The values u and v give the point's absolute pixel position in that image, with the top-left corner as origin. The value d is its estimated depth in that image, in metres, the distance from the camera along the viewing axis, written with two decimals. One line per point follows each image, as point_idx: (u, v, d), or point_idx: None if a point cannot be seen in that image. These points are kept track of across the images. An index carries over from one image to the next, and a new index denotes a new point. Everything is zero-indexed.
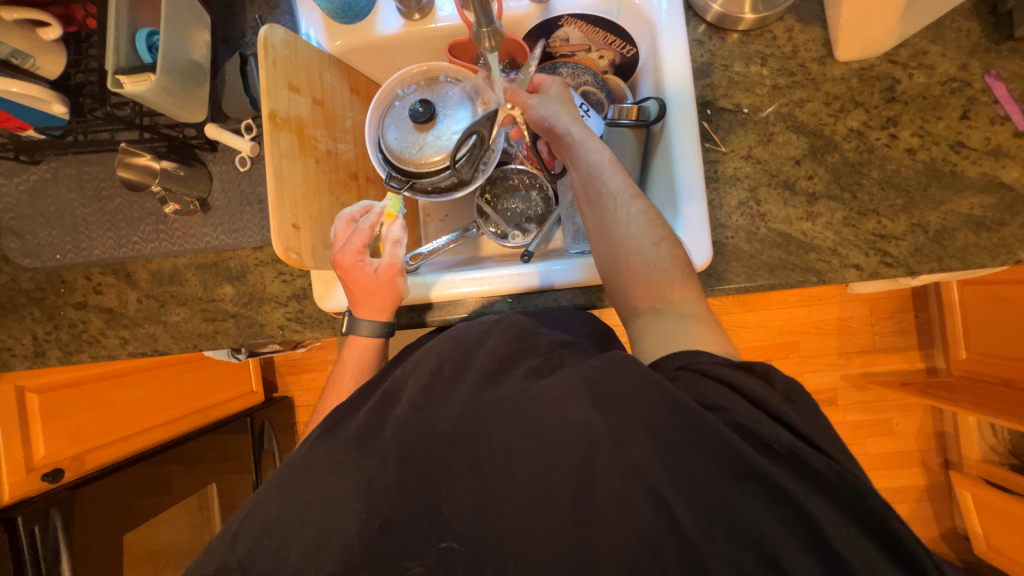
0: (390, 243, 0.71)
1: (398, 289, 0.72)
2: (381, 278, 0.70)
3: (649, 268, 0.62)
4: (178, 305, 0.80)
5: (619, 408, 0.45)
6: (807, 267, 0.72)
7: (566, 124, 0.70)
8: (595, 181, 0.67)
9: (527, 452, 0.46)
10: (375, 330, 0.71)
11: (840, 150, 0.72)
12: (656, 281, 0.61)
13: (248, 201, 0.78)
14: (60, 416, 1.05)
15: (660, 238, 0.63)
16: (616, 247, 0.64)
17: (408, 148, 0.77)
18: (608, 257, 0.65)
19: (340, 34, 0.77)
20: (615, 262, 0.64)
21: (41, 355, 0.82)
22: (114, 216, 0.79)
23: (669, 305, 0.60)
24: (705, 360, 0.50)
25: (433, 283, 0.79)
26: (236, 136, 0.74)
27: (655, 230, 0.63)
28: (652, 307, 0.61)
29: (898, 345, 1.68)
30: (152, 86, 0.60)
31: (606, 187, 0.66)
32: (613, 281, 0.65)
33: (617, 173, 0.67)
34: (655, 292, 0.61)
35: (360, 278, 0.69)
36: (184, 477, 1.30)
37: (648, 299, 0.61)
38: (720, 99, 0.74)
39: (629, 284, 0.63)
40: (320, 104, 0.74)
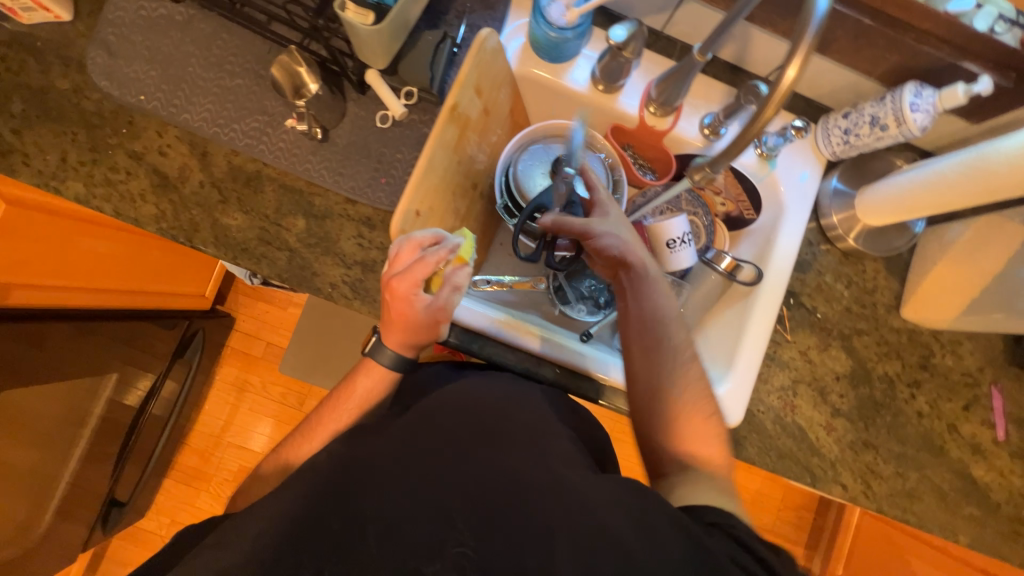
0: (449, 289, 0.66)
1: (435, 332, 0.69)
2: (426, 317, 0.66)
3: (697, 427, 0.64)
4: (239, 211, 0.74)
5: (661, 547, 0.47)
6: (807, 469, 0.80)
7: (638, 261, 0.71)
8: (654, 326, 0.68)
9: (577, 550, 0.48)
10: (397, 362, 0.70)
11: (871, 385, 0.83)
12: (700, 439, 0.63)
13: (368, 155, 0.75)
14: (15, 238, 0.89)
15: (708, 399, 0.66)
16: (663, 398, 0.65)
17: (532, 189, 0.80)
18: (653, 408, 0.66)
19: (532, 64, 0.80)
20: (661, 415, 0.65)
21: (58, 181, 0.72)
22: (226, 94, 0.74)
23: (701, 458, 0.62)
24: (718, 516, 0.52)
25: (498, 319, 0.80)
26: (392, 94, 0.74)
27: (699, 389, 0.66)
28: (694, 459, 0.61)
29: (789, 536, 1.84)
30: (381, 29, 0.59)
31: (663, 327, 0.69)
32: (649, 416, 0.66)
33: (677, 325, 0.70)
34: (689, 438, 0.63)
35: (405, 311, 0.65)
36: (91, 348, 1.13)
37: (686, 449, 0.62)
38: (803, 295, 0.83)
39: (670, 440, 0.63)
40: (486, 113, 0.75)
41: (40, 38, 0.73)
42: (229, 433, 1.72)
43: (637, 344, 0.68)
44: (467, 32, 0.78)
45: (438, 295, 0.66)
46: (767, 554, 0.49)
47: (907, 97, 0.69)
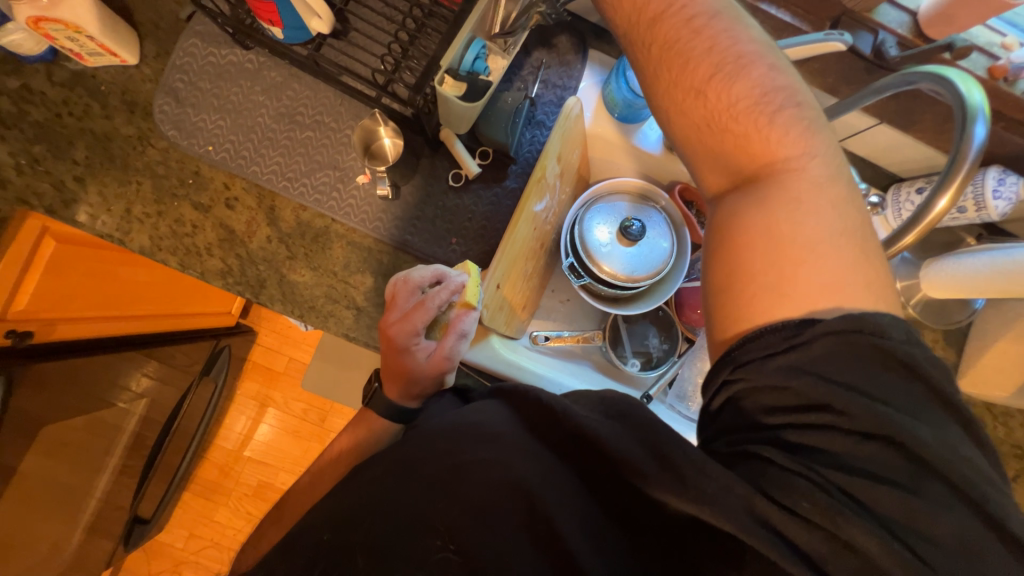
0: (453, 335, 0.64)
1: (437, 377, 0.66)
2: (428, 366, 0.64)
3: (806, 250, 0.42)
4: (307, 267, 0.73)
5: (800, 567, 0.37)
6: None
7: (747, 45, 0.46)
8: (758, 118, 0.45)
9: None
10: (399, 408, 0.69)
11: None
12: (812, 275, 0.42)
13: (439, 214, 0.74)
14: (63, 274, 0.87)
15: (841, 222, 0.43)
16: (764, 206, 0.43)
17: (601, 251, 0.78)
18: (741, 222, 0.45)
19: (604, 122, 0.79)
20: (744, 223, 0.44)
21: (122, 232, 0.70)
22: (297, 149, 0.72)
23: (803, 249, 0.42)
24: (760, 346, 0.42)
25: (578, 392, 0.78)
26: (468, 154, 0.72)
27: (791, 126, 0.45)
28: (725, 186, 0.47)
29: None
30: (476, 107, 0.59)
31: (792, 106, 0.46)
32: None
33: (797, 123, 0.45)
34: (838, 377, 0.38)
35: (405, 358, 0.63)
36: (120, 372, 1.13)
37: (772, 266, 0.42)
38: None
39: (759, 272, 0.43)
40: (562, 175, 0.74)
41: (105, 81, 0.71)
42: (249, 448, 1.71)
43: (668, 86, 0.47)
44: (542, 89, 0.76)
45: (442, 342, 0.64)
46: (815, 328, 0.40)
47: (989, 182, 0.67)
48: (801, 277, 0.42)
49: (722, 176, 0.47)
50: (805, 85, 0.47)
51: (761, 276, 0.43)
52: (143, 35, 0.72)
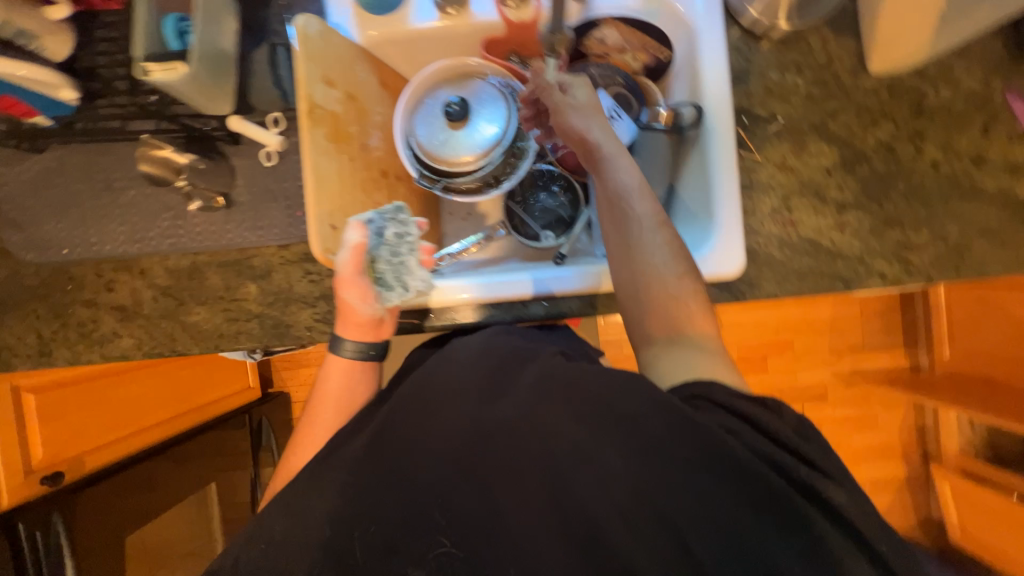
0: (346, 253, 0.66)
1: (351, 302, 0.68)
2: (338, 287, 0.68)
3: (667, 299, 0.62)
4: (198, 305, 0.77)
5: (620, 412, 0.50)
6: (837, 276, 0.74)
7: (598, 138, 0.67)
8: (620, 204, 0.65)
9: (599, 495, 0.48)
10: (355, 351, 0.71)
11: (869, 161, 0.74)
12: (672, 313, 0.62)
13: (274, 198, 0.75)
14: (60, 417, 0.99)
15: (683, 271, 0.63)
16: (636, 274, 0.64)
17: (440, 147, 0.77)
18: (628, 280, 0.64)
19: (374, 25, 0.76)
20: (638, 291, 0.64)
21: (47, 356, 0.77)
22: (130, 211, 0.75)
23: (698, 313, 0.62)
24: (711, 400, 0.52)
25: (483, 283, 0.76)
26: (262, 128, 0.71)
27: (652, 215, 0.65)
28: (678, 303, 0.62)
29: (885, 344, 1.77)
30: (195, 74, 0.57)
31: (630, 201, 0.65)
32: (632, 308, 0.64)
33: (646, 198, 0.65)
34: (658, 270, 0.63)
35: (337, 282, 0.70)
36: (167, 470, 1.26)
37: (666, 330, 0.62)
38: (756, 107, 0.75)
39: (645, 316, 0.63)
40: (353, 99, 0.72)
41: None
42: None
43: (608, 216, 0.67)
44: None
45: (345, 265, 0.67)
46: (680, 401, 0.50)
47: None
48: (694, 324, 0.62)
49: (696, 313, 0.62)
50: (625, 160, 0.66)
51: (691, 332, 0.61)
52: None
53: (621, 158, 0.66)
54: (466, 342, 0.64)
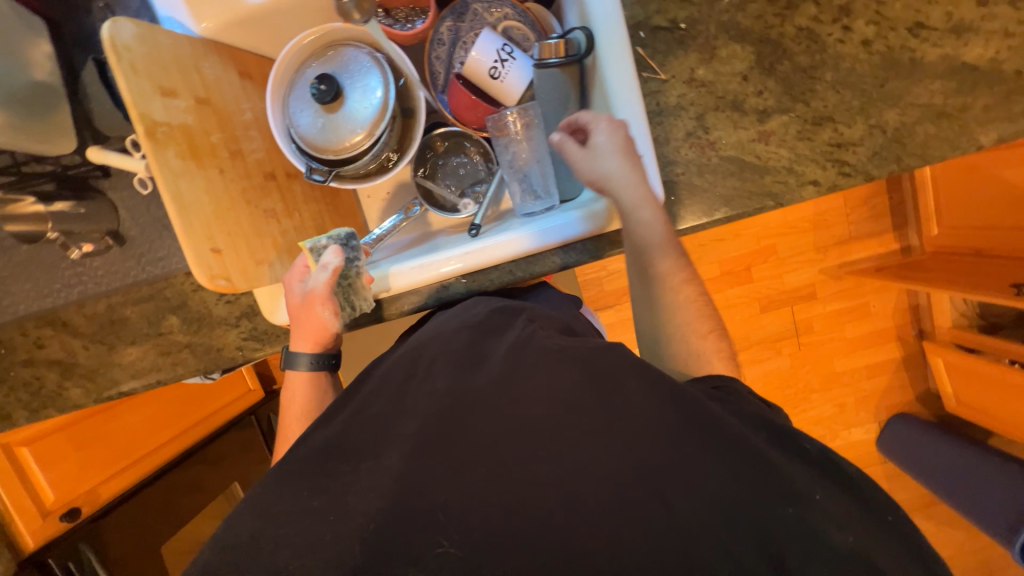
0: (319, 271, 0.68)
1: (318, 321, 0.69)
2: (303, 304, 0.69)
3: (686, 342, 0.66)
4: (128, 345, 0.77)
5: (599, 368, 0.56)
6: (766, 193, 0.68)
7: (627, 188, 0.64)
8: (647, 258, 0.66)
9: (561, 442, 0.52)
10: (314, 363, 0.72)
11: (790, 54, 0.65)
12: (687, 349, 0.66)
13: (164, 225, 0.72)
14: (62, 460, 1.06)
15: (701, 316, 0.67)
16: (654, 315, 0.68)
17: (322, 133, 0.71)
18: (643, 317, 0.69)
19: (207, 13, 0.67)
20: (649, 323, 0.69)
21: (7, 418, 0.80)
22: (26, 267, 0.73)
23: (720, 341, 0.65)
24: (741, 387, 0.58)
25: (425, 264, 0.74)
26: (123, 155, 0.65)
27: (673, 264, 0.66)
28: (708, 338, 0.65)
29: (874, 231, 1.68)
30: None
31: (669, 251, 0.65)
32: (642, 334, 0.70)
33: (671, 254, 0.66)
34: (680, 313, 0.67)
35: (291, 299, 0.70)
36: (212, 474, 1.35)
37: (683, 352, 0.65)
38: (653, 16, 0.66)
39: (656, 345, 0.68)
40: (207, 102, 0.65)
41: None
42: None
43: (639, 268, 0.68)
44: None
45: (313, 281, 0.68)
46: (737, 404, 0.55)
47: None
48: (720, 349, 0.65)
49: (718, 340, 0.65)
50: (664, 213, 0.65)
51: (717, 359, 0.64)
52: None
53: (655, 207, 0.64)
54: (442, 325, 0.71)
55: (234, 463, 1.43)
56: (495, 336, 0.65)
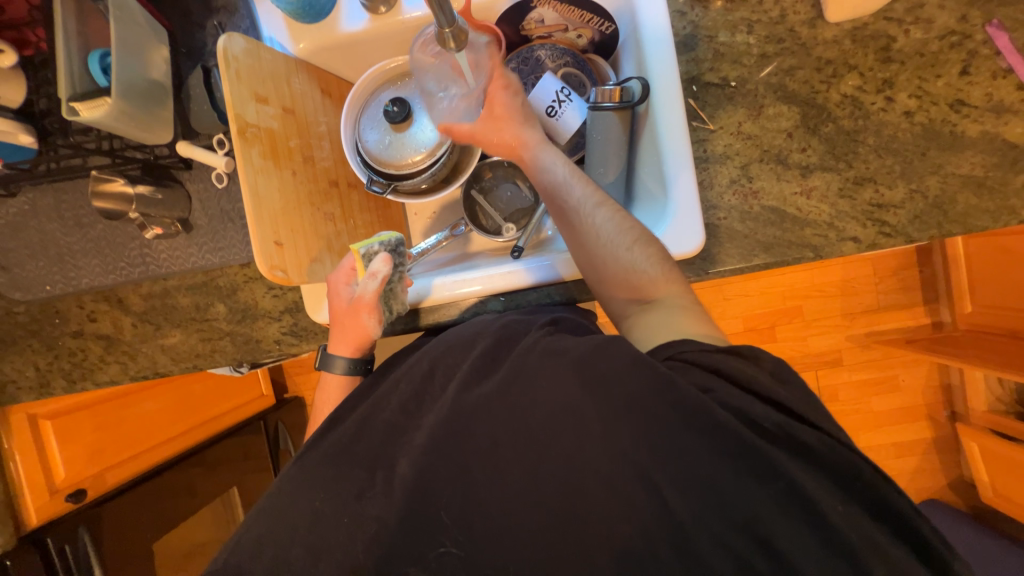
0: (370, 278, 0.70)
1: (363, 326, 0.71)
2: (349, 307, 0.71)
3: (629, 273, 0.63)
4: (173, 327, 0.81)
5: (596, 368, 0.50)
6: (805, 244, 0.70)
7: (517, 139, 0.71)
8: (558, 197, 0.67)
9: (583, 456, 0.49)
10: (352, 367, 0.73)
11: (834, 118, 0.69)
12: (637, 283, 0.63)
13: (230, 218, 0.77)
14: (78, 438, 1.07)
15: (634, 241, 0.64)
16: (591, 257, 0.65)
17: (387, 150, 0.77)
18: (587, 263, 0.66)
19: (304, 36, 0.75)
20: (594, 267, 0.65)
21: (46, 386, 0.83)
22: (98, 244, 0.78)
23: (669, 282, 0.63)
24: (696, 346, 0.53)
25: (455, 281, 0.78)
26: (208, 151, 0.71)
27: (588, 189, 0.67)
28: (654, 283, 0.62)
29: (903, 303, 1.67)
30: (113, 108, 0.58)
31: (550, 192, 0.68)
32: (599, 288, 0.67)
33: (580, 182, 0.67)
34: (610, 249, 0.64)
35: (336, 303, 0.72)
36: (208, 479, 1.31)
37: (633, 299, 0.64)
38: (706, 73, 0.71)
39: (614, 290, 0.65)
40: (290, 112, 0.72)
41: None
42: None
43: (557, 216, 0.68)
44: None
45: (361, 287, 0.70)
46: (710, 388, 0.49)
47: None
48: (671, 288, 0.63)
49: (672, 284, 0.63)
50: (532, 155, 0.71)
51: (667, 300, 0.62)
52: None
53: (544, 150, 0.70)
54: (453, 336, 0.65)
55: (231, 469, 1.40)
56: (505, 343, 0.60)
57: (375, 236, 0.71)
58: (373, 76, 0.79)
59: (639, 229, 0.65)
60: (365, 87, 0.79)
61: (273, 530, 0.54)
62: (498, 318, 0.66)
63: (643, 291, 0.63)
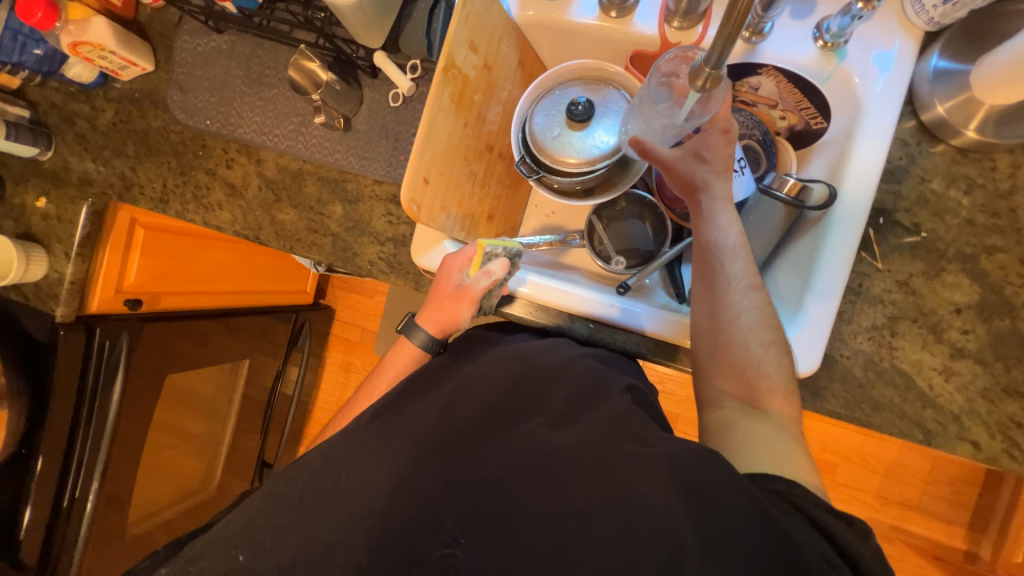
0: (484, 274, 0.68)
1: (457, 314, 0.69)
2: (450, 294, 0.69)
3: (751, 367, 0.56)
4: (290, 206, 0.85)
5: (697, 485, 0.44)
6: (918, 424, 0.65)
7: (705, 179, 0.64)
8: (714, 258, 0.60)
9: None
10: (427, 343, 0.71)
11: (1014, 317, 0.63)
12: (755, 381, 0.56)
13: (385, 136, 0.80)
14: (156, 256, 1.13)
15: (770, 341, 0.57)
16: (720, 333, 0.58)
17: (551, 140, 0.76)
18: (709, 336, 0.59)
19: (533, 6, 0.77)
20: (714, 344, 0.58)
21: (163, 202, 0.89)
22: (267, 105, 0.84)
23: (782, 396, 0.56)
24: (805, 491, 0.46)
25: (550, 292, 0.77)
26: (398, 70, 0.76)
27: (748, 267, 0.60)
28: (771, 388, 0.56)
29: (947, 517, 1.52)
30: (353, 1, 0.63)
31: (707, 250, 0.61)
32: (705, 364, 0.59)
33: (743, 255, 0.60)
34: (744, 336, 0.57)
35: (438, 284, 0.71)
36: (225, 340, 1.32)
37: (740, 393, 0.56)
38: (900, 211, 0.67)
39: (721, 374, 0.58)
40: (488, 68, 0.73)
41: (138, 90, 0.90)
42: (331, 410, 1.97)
43: (700, 276, 0.61)
44: None
45: (471, 279, 0.69)
46: None
47: None
48: (784, 400, 0.56)
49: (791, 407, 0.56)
50: (708, 205, 0.63)
51: (777, 413, 0.55)
52: (155, 45, 0.89)
53: (723, 206, 0.63)
54: (531, 349, 0.64)
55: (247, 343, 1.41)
56: (584, 394, 0.57)
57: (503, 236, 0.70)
58: (571, 68, 0.79)
59: (779, 330, 0.58)
60: (560, 75, 0.80)
61: None
62: (580, 354, 0.63)
63: (757, 394, 0.55)
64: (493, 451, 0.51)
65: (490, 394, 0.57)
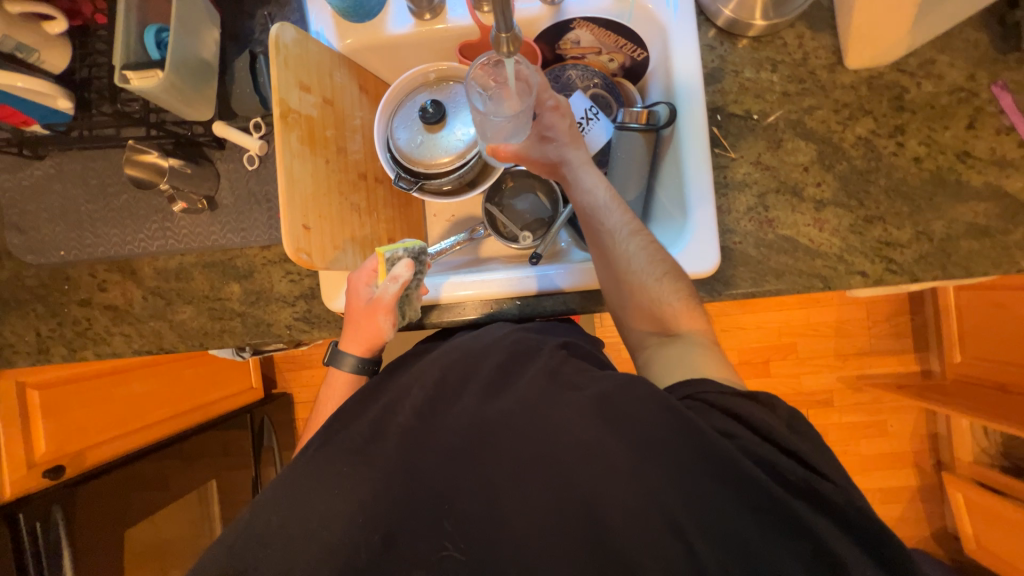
0: (391, 282, 0.68)
1: (378, 327, 0.69)
2: (366, 310, 0.69)
3: (654, 303, 0.62)
4: (184, 303, 0.80)
5: (616, 406, 0.49)
6: (815, 274, 0.73)
7: (561, 153, 0.71)
8: (593, 221, 0.66)
9: (602, 484, 0.47)
10: (358, 367, 0.70)
11: (848, 158, 0.73)
12: (660, 314, 0.62)
13: (255, 200, 0.78)
14: (62, 413, 1.02)
15: (663, 274, 0.63)
16: (619, 283, 0.64)
17: (418, 149, 0.78)
18: (613, 289, 0.65)
19: (351, 33, 0.78)
20: (619, 295, 0.65)
21: (43, 352, 0.81)
22: (121, 213, 0.79)
23: (691, 314, 0.62)
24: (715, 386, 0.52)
25: (468, 285, 0.78)
26: (244, 134, 0.73)
27: (624, 218, 0.66)
28: (677, 313, 0.62)
29: (895, 349, 1.70)
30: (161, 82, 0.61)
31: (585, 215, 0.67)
32: (619, 313, 0.66)
33: (617, 209, 0.66)
34: (640, 278, 0.63)
35: (353, 303, 0.71)
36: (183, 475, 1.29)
37: (654, 327, 0.63)
38: (731, 104, 0.75)
39: (634, 318, 0.64)
40: (329, 103, 0.74)
41: None
42: None
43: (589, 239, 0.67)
44: None
45: (381, 290, 0.68)
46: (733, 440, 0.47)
47: None
48: (693, 317, 0.62)
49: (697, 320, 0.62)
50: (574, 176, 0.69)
51: (689, 331, 0.61)
52: None
53: (585, 172, 0.69)
54: (469, 343, 0.63)
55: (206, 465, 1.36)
56: (524, 362, 0.59)
57: (398, 239, 0.69)
58: (410, 78, 0.82)
59: (668, 261, 0.64)
60: (403, 88, 0.82)
61: (269, 516, 0.53)
62: (511, 329, 0.65)
63: (666, 323, 0.62)
64: (457, 449, 0.52)
65: (439, 398, 0.57)
